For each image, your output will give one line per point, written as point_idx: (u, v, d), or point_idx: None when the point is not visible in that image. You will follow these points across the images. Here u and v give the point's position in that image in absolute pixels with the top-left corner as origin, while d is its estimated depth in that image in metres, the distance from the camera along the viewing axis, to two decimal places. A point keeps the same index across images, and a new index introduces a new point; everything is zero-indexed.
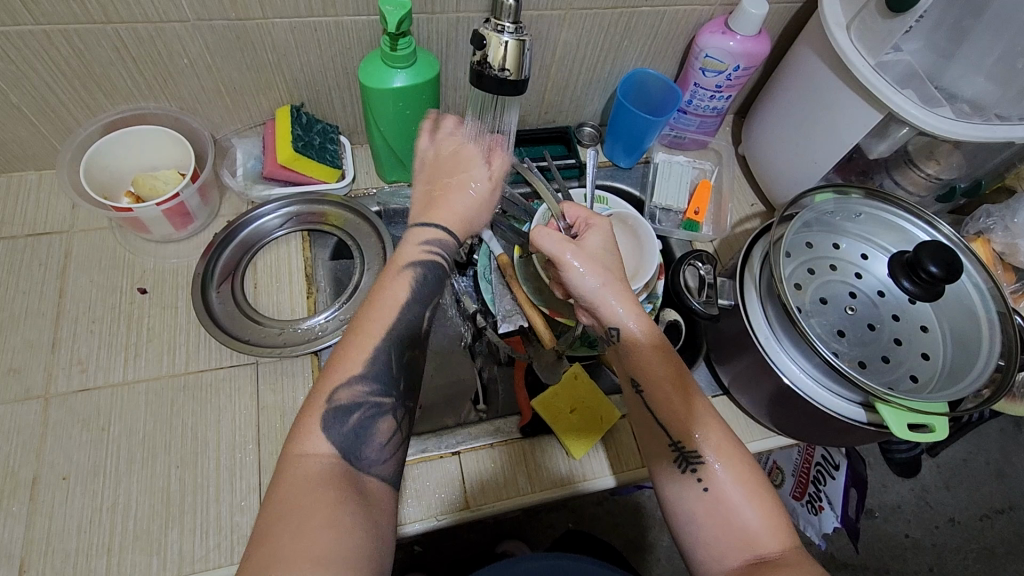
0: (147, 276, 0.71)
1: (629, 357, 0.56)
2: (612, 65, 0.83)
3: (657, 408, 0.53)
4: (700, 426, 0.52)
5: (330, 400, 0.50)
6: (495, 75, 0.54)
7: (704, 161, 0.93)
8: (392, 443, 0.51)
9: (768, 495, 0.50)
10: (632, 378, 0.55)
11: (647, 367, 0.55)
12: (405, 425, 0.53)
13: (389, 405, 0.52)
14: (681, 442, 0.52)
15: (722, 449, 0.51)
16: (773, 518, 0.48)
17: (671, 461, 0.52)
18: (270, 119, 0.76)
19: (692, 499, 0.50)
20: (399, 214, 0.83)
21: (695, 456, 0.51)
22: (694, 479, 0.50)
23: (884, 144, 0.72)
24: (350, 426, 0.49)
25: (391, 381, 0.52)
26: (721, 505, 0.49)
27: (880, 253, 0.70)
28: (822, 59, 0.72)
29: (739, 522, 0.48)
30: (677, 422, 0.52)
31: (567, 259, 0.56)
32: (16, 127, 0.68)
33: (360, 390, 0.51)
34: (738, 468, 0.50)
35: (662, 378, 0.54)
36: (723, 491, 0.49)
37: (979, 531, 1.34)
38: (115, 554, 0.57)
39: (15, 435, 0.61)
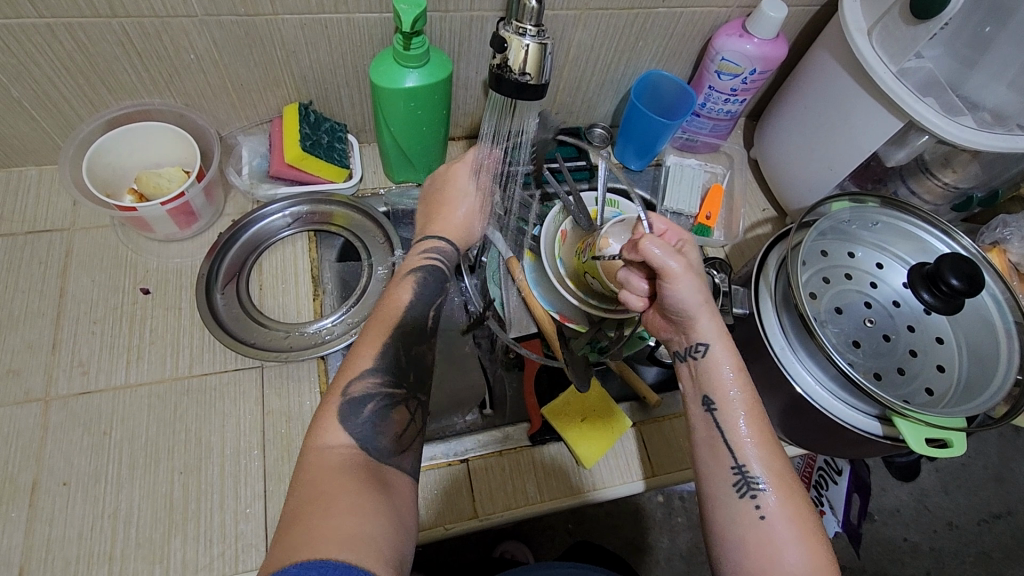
0: (150, 276, 0.70)
1: (703, 376, 0.56)
2: (625, 66, 0.81)
3: (727, 429, 0.53)
4: (769, 455, 0.52)
5: (344, 393, 0.50)
6: (515, 78, 0.53)
7: (715, 165, 0.93)
8: (409, 432, 0.52)
9: (821, 537, 0.49)
10: (705, 395, 0.55)
11: (722, 386, 0.55)
12: (416, 416, 0.53)
13: (401, 396, 0.52)
14: (746, 467, 0.52)
15: (785, 483, 0.51)
16: (823, 560, 0.48)
17: (730, 483, 0.52)
18: (277, 117, 0.74)
19: (745, 524, 0.50)
20: (407, 216, 0.81)
21: (756, 482, 0.51)
22: (752, 506, 0.50)
23: (903, 152, 0.71)
24: (366, 417, 0.49)
25: (400, 376, 0.53)
26: (775, 537, 0.49)
27: (895, 262, 0.69)
28: (841, 64, 0.71)
29: (784, 557, 0.48)
30: (742, 446, 0.53)
31: (677, 274, 0.53)
32: (16, 122, 0.67)
33: (372, 382, 0.51)
34: (794, 502, 0.51)
35: (735, 401, 0.54)
36: (779, 525, 0.49)
37: (977, 536, 1.34)
38: (117, 562, 0.56)
39: (14, 439, 0.60)
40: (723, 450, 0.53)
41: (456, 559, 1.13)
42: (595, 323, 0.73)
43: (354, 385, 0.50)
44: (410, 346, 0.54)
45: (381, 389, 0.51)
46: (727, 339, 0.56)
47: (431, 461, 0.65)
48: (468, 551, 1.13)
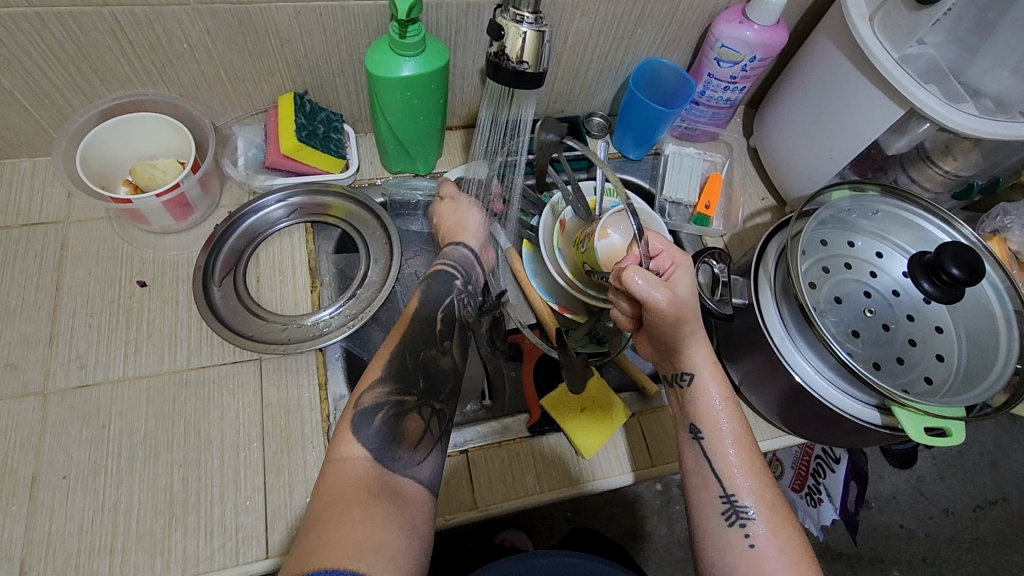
0: (146, 269, 0.69)
1: (690, 403, 0.57)
2: (624, 54, 0.81)
3: (715, 457, 0.54)
4: (757, 485, 0.53)
5: (356, 404, 0.52)
6: (513, 67, 0.52)
7: (715, 153, 0.92)
8: (425, 441, 0.52)
9: (811, 565, 0.50)
10: (692, 423, 0.56)
11: (710, 416, 0.56)
12: (433, 424, 0.54)
13: (413, 402, 0.54)
14: (734, 496, 0.52)
15: (772, 513, 0.52)
16: None
17: (719, 512, 0.52)
18: (273, 107, 0.73)
19: (737, 554, 0.50)
20: (405, 207, 0.80)
21: (745, 512, 0.51)
22: (742, 534, 0.51)
23: (904, 140, 0.71)
24: (378, 424, 0.50)
25: (411, 381, 0.55)
26: (765, 568, 0.49)
27: (895, 251, 0.69)
28: (842, 51, 0.70)
29: None
30: (731, 474, 0.53)
31: (659, 308, 0.53)
32: (8, 113, 0.66)
33: (382, 391, 0.53)
34: (784, 532, 0.51)
35: (723, 430, 0.55)
36: (769, 556, 0.50)
37: (973, 521, 1.35)
38: (118, 554, 0.56)
39: (13, 433, 0.60)
40: (711, 479, 0.53)
41: (455, 548, 1.14)
42: (594, 314, 0.74)
43: (365, 396, 0.52)
44: (417, 352, 0.57)
45: (389, 397, 0.53)
46: (713, 368, 0.57)
47: None
48: (467, 540, 1.14)
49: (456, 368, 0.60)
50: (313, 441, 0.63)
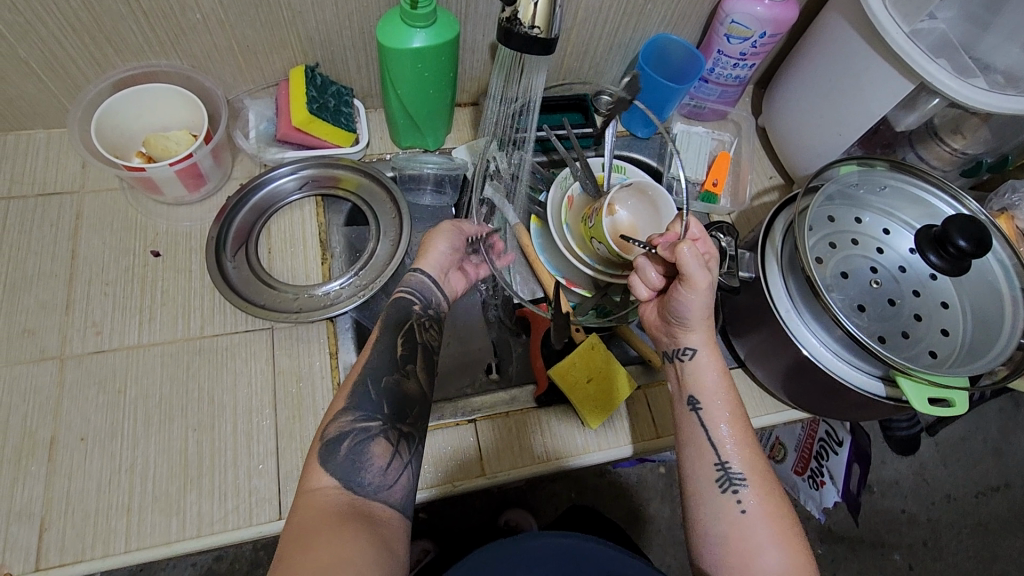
0: (160, 239, 0.70)
1: (689, 377, 0.57)
2: (634, 30, 0.81)
3: (711, 427, 0.55)
4: (749, 456, 0.54)
5: (321, 437, 0.51)
6: (524, 32, 0.52)
7: (723, 132, 0.92)
8: (394, 466, 0.51)
9: (797, 532, 0.52)
10: (690, 396, 0.57)
11: (707, 389, 0.56)
12: (401, 448, 0.53)
13: (377, 427, 0.53)
14: (729, 465, 0.53)
15: (763, 482, 0.53)
16: (799, 559, 0.51)
17: (713, 480, 0.54)
18: (284, 80, 0.74)
19: (728, 521, 0.52)
20: (414, 180, 0.80)
21: (737, 479, 0.53)
22: (734, 502, 0.52)
23: (913, 116, 0.71)
24: (344, 454, 0.50)
25: (375, 407, 0.54)
26: (755, 535, 0.51)
27: (903, 227, 0.69)
28: (852, 25, 0.70)
29: (762, 554, 0.50)
30: (723, 444, 0.55)
31: (699, 286, 0.53)
32: (24, 82, 0.66)
33: (347, 420, 0.52)
34: (773, 500, 0.53)
35: (719, 401, 0.56)
36: (759, 524, 0.51)
37: (975, 507, 1.36)
38: (134, 514, 0.57)
39: (31, 395, 0.61)
40: (706, 449, 0.55)
41: (460, 525, 1.15)
42: (601, 289, 0.74)
43: (330, 426, 0.52)
44: (378, 379, 0.55)
45: (355, 424, 0.52)
46: (714, 347, 0.57)
47: (439, 421, 0.67)
48: (472, 519, 1.15)
49: (422, 391, 0.58)
50: (325, 408, 0.64)
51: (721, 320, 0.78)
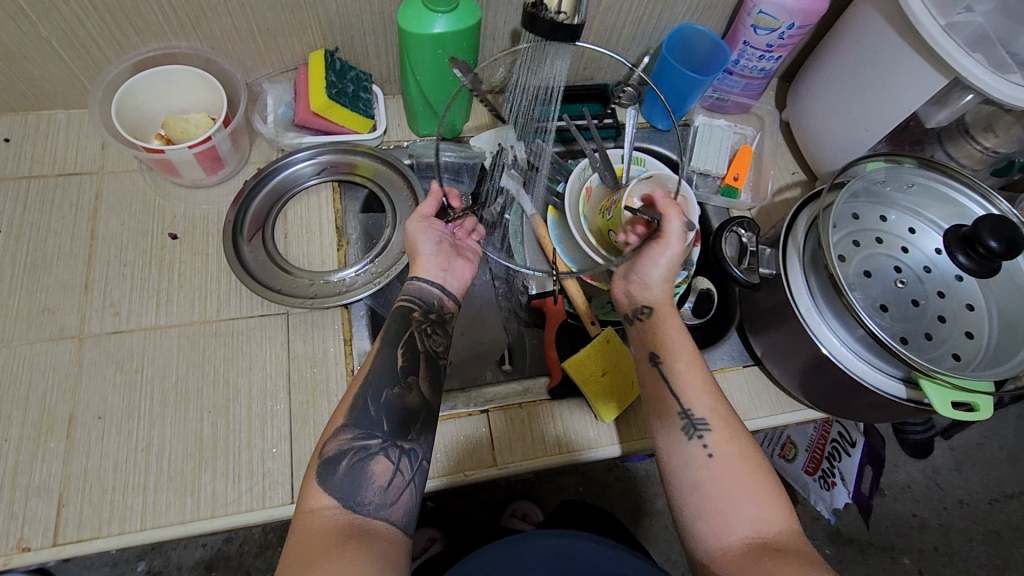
0: (177, 222, 0.71)
1: (649, 334, 0.60)
2: (658, 19, 0.79)
3: (673, 379, 0.57)
4: (709, 402, 0.56)
5: (320, 454, 0.50)
6: (550, 18, 0.51)
7: (745, 126, 0.90)
8: (395, 484, 0.49)
9: (766, 472, 0.52)
10: (652, 352, 0.59)
11: (668, 344, 0.59)
12: (403, 466, 0.51)
13: (376, 445, 0.51)
14: (693, 411, 0.55)
15: (727, 427, 0.54)
16: (771, 498, 0.51)
17: (679, 429, 0.54)
18: (303, 64, 0.74)
19: (698, 467, 0.52)
20: (431, 169, 0.79)
21: (701, 425, 0.54)
22: (701, 447, 0.53)
23: (945, 112, 0.69)
24: (342, 473, 0.49)
25: (373, 425, 0.51)
26: (724, 479, 0.51)
27: (929, 227, 0.67)
28: (885, 18, 0.68)
29: (736, 495, 0.50)
30: (685, 393, 0.56)
31: (672, 244, 0.59)
32: (45, 62, 0.67)
33: (346, 437, 0.50)
34: (739, 442, 0.54)
35: (678, 354, 0.58)
36: (727, 467, 0.52)
37: (988, 514, 1.34)
38: (150, 492, 0.58)
39: (51, 373, 0.62)
40: (669, 400, 0.56)
41: (467, 517, 1.15)
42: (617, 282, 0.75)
43: (328, 444, 0.50)
44: (378, 393, 0.53)
45: (354, 441, 0.50)
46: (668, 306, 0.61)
47: (452, 409, 0.67)
48: (479, 513, 1.15)
49: (426, 400, 0.55)
50: (338, 394, 0.64)
51: (738, 316, 0.78)
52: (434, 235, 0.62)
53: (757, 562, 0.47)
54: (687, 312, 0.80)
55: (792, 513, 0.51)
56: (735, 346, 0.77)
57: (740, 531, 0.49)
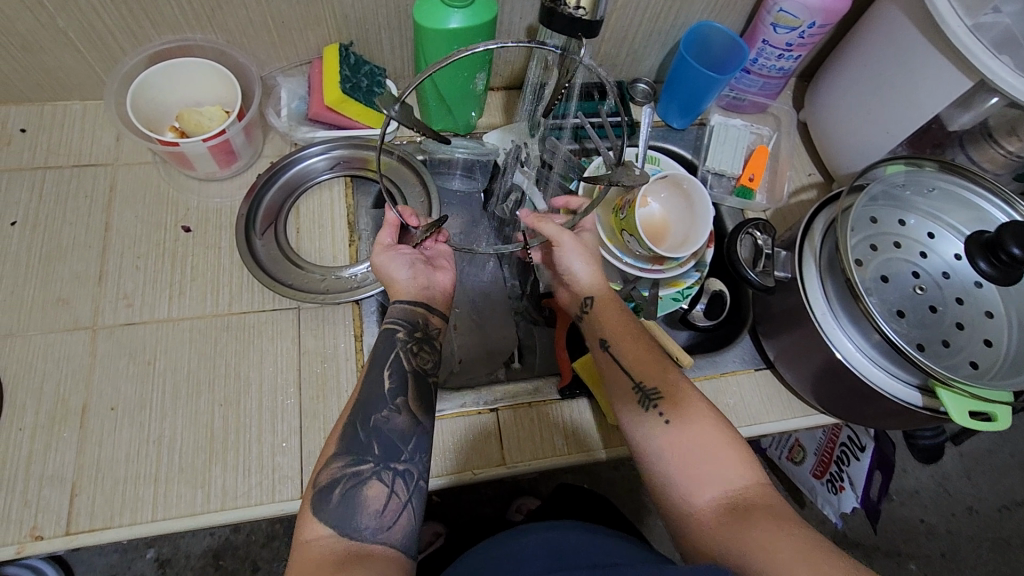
0: (191, 215, 0.71)
1: (598, 321, 0.64)
2: (676, 17, 0.78)
3: (624, 358, 0.61)
4: (660, 374, 0.59)
5: (313, 485, 0.49)
6: (568, 13, 0.51)
7: (762, 126, 0.89)
8: (391, 506, 0.49)
9: (726, 429, 0.55)
10: (601, 338, 0.63)
11: (614, 329, 0.63)
12: (397, 488, 0.50)
13: (369, 469, 0.50)
14: (645, 384, 0.58)
15: (681, 394, 0.57)
16: (735, 453, 0.53)
17: (635, 403, 0.58)
18: (317, 58, 0.73)
19: (660, 436, 0.55)
20: (443, 164, 0.79)
21: (654, 394, 0.58)
22: (658, 417, 0.56)
23: (969, 115, 0.67)
24: (336, 500, 0.48)
25: (364, 449, 0.50)
26: (685, 443, 0.54)
27: (949, 232, 0.66)
28: (910, 18, 0.67)
29: (697, 455, 0.53)
30: (635, 368, 0.60)
31: (562, 242, 0.65)
32: (62, 53, 0.67)
33: (338, 466, 0.50)
34: (692, 404, 0.57)
35: (622, 336, 0.62)
36: (686, 432, 0.54)
37: (997, 522, 1.32)
38: (161, 484, 0.58)
39: (65, 363, 0.62)
40: (623, 378, 0.60)
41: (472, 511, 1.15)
42: (631, 282, 0.74)
43: (321, 473, 0.49)
44: (366, 418, 0.52)
45: (346, 469, 0.49)
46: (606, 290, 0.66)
47: (461, 407, 0.66)
48: (484, 506, 1.15)
49: (419, 422, 0.54)
50: (348, 390, 0.64)
51: (751, 319, 0.77)
52: (406, 258, 0.61)
53: (734, 519, 0.49)
54: (700, 313, 0.80)
55: (758, 464, 0.54)
56: (748, 349, 0.76)
57: (709, 494, 0.51)
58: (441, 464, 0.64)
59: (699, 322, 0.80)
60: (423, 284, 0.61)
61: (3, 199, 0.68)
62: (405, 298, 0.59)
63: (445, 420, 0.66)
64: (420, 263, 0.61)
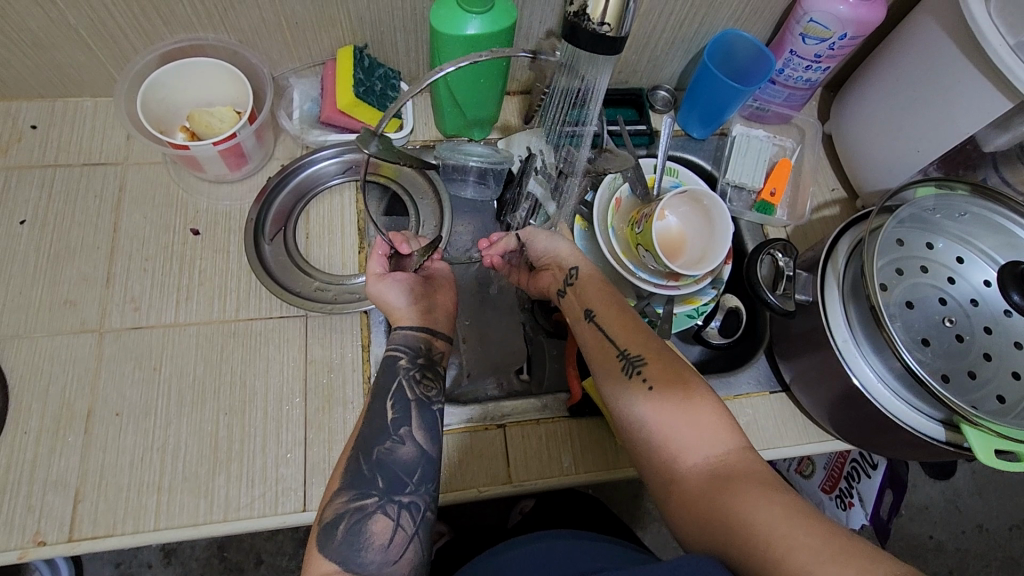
0: (200, 217, 0.70)
1: (583, 288, 0.63)
2: (700, 23, 0.75)
3: (608, 325, 0.60)
4: (643, 340, 0.58)
5: (319, 520, 0.49)
6: (592, 29, 0.49)
7: (785, 137, 0.86)
8: (396, 540, 0.48)
9: (710, 397, 0.53)
10: (586, 307, 0.62)
11: (597, 298, 0.62)
12: (404, 521, 0.49)
13: (373, 503, 0.49)
14: (629, 351, 0.57)
15: (663, 360, 0.56)
16: (718, 420, 0.52)
17: (619, 369, 0.56)
18: (331, 60, 0.72)
19: (643, 403, 0.54)
20: (457, 171, 0.76)
21: (638, 361, 0.56)
22: (642, 383, 0.55)
23: (1006, 137, 0.64)
24: (341, 537, 0.48)
25: (367, 484, 0.50)
26: (667, 409, 0.53)
27: (980, 257, 0.63)
28: (948, 33, 0.64)
29: (681, 422, 0.52)
30: (620, 335, 0.58)
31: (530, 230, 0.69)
32: (73, 50, 0.66)
33: (342, 500, 0.49)
34: (676, 372, 0.55)
35: (606, 304, 0.61)
36: (668, 397, 0.53)
37: (1007, 541, 1.30)
38: (164, 492, 0.58)
39: (71, 366, 0.62)
40: (607, 345, 0.58)
41: (475, 519, 1.14)
42: (644, 297, 0.72)
43: (327, 508, 0.49)
44: (370, 450, 0.52)
45: (349, 504, 0.49)
46: (587, 262, 0.66)
47: (467, 421, 0.65)
48: (486, 516, 1.14)
49: (424, 450, 0.53)
50: (354, 402, 0.63)
51: (767, 339, 0.75)
52: (402, 285, 0.60)
53: (718, 484, 0.48)
54: (715, 330, 0.78)
55: (744, 433, 0.52)
56: (763, 370, 0.75)
57: (692, 460, 0.50)
58: (445, 479, 0.63)
59: (713, 339, 0.77)
60: (423, 306, 0.60)
61: (13, 198, 0.68)
62: (410, 323, 0.59)
63: (451, 435, 0.65)
64: (418, 286, 0.60)
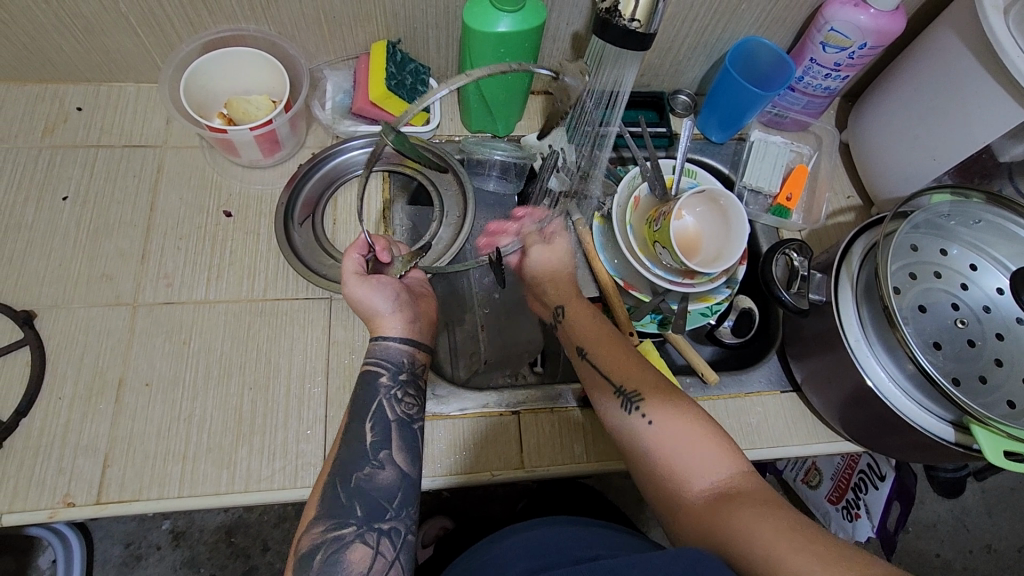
0: (232, 201, 0.72)
1: (573, 328, 0.65)
2: (723, 30, 0.77)
3: (603, 362, 0.61)
4: (637, 374, 0.59)
5: (296, 553, 0.50)
6: (623, 25, 0.51)
7: (803, 144, 0.88)
8: (376, 568, 0.49)
9: (707, 425, 0.54)
10: (581, 347, 0.63)
11: (590, 337, 0.63)
12: (382, 548, 0.51)
13: (351, 533, 0.50)
14: (624, 386, 0.58)
15: (659, 390, 0.57)
16: (717, 446, 0.52)
17: (619, 408, 0.57)
18: (365, 54, 0.75)
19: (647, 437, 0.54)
20: (481, 165, 0.81)
21: (634, 396, 0.57)
22: (641, 417, 0.55)
23: (1021, 147, 0.66)
24: (317, 568, 0.48)
25: (345, 513, 0.51)
26: (667, 442, 0.53)
27: (994, 266, 0.64)
28: (967, 45, 0.66)
29: (680, 454, 0.52)
30: (613, 372, 0.60)
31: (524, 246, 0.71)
32: (121, 37, 0.69)
33: (319, 530, 0.50)
34: (669, 403, 0.55)
35: (591, 333, 0.64)
36: (668, 425, 0.54)
37: (1016, 562, 1.28)
38: (188, 461, 0.60)
39: (106, 336, 0.64)
40: (604, 382, 0.59)
41: (480, 510, 1.11)
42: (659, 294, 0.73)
43: (303, 539, 0.50)
44: (348, 477, 0.52)
45: (326, 534, 0.50)
46: (574, 298, 0.67)
47: (483, 407, 0.67)
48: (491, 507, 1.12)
49: (407, 473, 0.54)
50: None
51: (780, 339, 0.77)
52: (387, 289, 0.59)
53: (723, 509, 0.48)
54: (727, 330, 0.80)
55: (747, 459, 0.53)
56: (775, 370, 0.75)
57: (697, 488, 0.51)
58: (458, 460, 0.65)
59: (725, 338, 0.80)
60: (410, 315, 0.60)
61: (57, 174, 0.71)
62: (396, 332, 0.59)
63: (466, 420, 0.66)
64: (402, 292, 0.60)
